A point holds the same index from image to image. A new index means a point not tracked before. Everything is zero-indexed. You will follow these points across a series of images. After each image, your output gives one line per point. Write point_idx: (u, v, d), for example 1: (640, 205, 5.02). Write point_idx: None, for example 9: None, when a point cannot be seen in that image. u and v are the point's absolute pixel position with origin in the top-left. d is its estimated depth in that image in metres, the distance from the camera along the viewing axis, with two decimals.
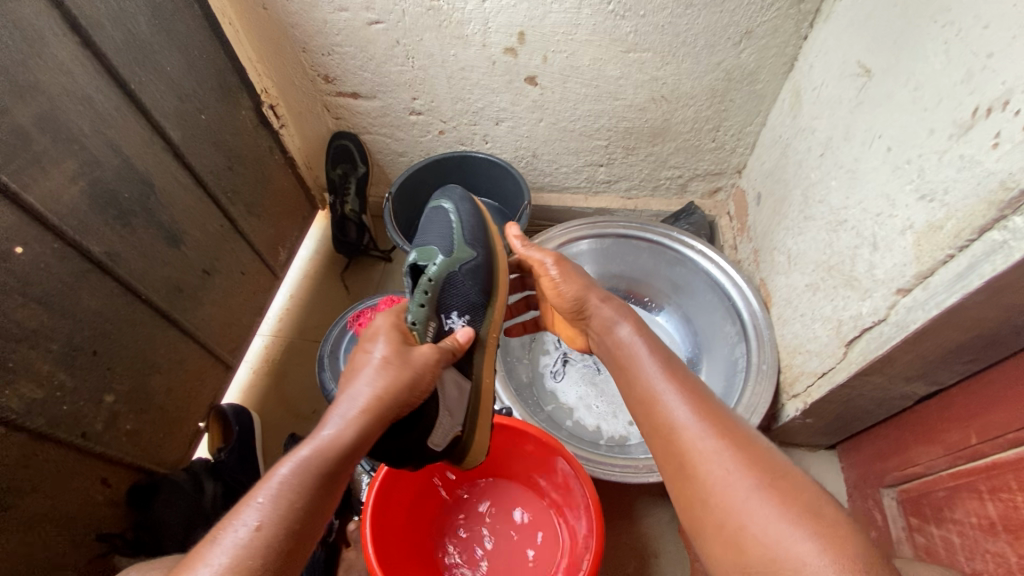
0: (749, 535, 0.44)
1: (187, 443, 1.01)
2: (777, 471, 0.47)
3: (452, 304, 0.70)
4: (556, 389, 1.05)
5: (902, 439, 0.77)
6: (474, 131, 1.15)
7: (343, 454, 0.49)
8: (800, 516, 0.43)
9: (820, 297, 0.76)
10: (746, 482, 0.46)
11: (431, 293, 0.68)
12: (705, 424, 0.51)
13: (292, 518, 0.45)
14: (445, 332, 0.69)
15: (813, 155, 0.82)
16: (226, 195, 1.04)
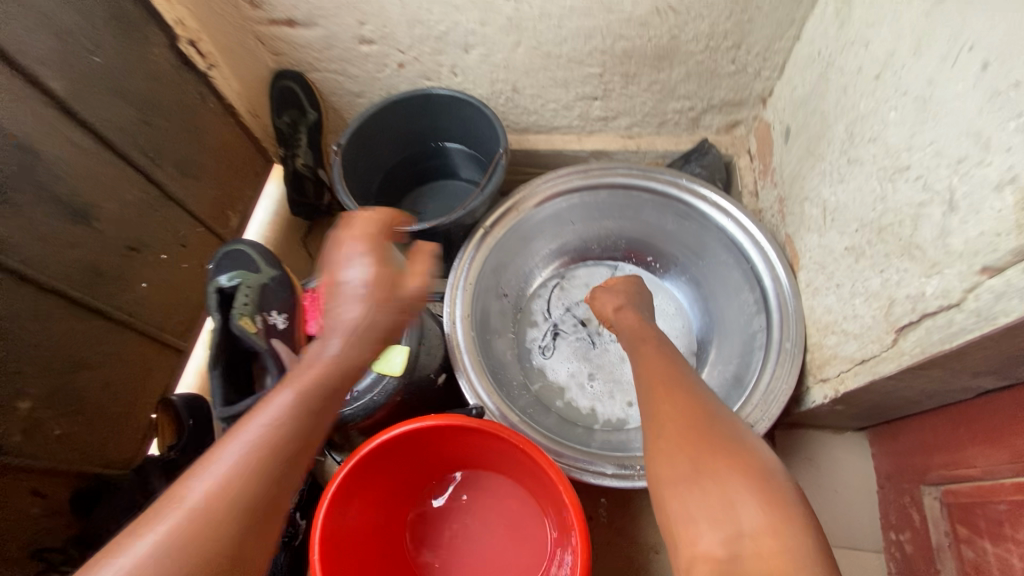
0: (709, 468, 0.47)
1: (132, 437, 0.91)
2: (738, 445, 0.49)
3: (275, 305, 0.66)
4: (543, 368, 0.93)
5: (954, 434, 0.63)
6: (440, 62, 0.95)
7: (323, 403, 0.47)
8: (744, 477, 0.46)
9: (865, 266, 0.60)
10: (714, 455, 0.48)
11: (252, 296, 0.64)
12: (688, 403, 0.54)
13: (276, 467, 0.42)
14: (271, 331, 0.64)
15: (864, 77, 0.63)
16: (145, 156, 0.88)
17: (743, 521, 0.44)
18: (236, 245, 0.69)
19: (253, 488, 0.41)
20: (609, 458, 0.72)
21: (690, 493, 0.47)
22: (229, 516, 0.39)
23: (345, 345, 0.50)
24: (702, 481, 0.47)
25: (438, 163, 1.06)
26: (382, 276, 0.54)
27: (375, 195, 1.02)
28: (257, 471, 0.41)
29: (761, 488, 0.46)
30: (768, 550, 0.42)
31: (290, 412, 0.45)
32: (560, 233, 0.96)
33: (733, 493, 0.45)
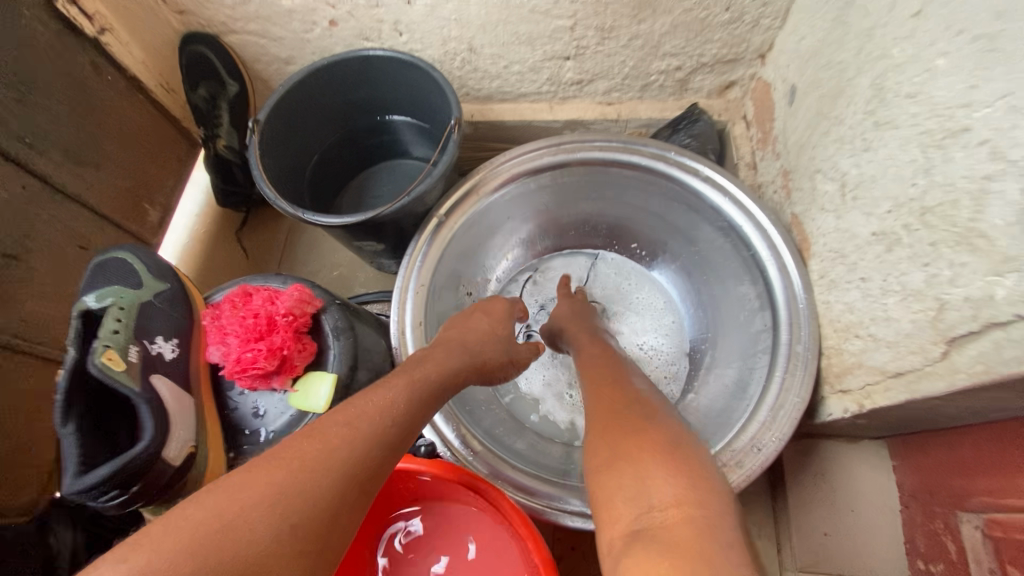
0: (627, 444, 0.43)
1: (36, 479, 0.74)
2: (668, 426, 0.44)
3: (159, 330, 0.52)
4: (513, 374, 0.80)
5: (1003, 456, 0.52)
6: (379, 17, 0.79)
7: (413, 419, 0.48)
8: (665, 448, 0.41)
9: (902, 257, 0.48)
10: (638, 435, 0.43)
11: (126, 321, 0.50)
12: (619, 396, 0.49)
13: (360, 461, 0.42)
14: (153, 364, 0.50)
15: (900, 15, 0.49)
16: (19, 142, 0.73)
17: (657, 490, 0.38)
18: (111, 255, 0.55)
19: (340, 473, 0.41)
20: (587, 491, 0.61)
21: (610, 469, 0.42)
22: (319, 493, 0.39)
23: (443, 359, 0.55)
24: (621, 458, 0.42)
25: (388, 139, 0.91)
26: (499, 352, 0.63)
27: (312, 178, 0.87)
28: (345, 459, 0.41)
29: (684, 460, 0.41)
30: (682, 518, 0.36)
31: (384, 412, 0.46)
32: (530, 217, 0.82)
33: (647, 472, 0.40)
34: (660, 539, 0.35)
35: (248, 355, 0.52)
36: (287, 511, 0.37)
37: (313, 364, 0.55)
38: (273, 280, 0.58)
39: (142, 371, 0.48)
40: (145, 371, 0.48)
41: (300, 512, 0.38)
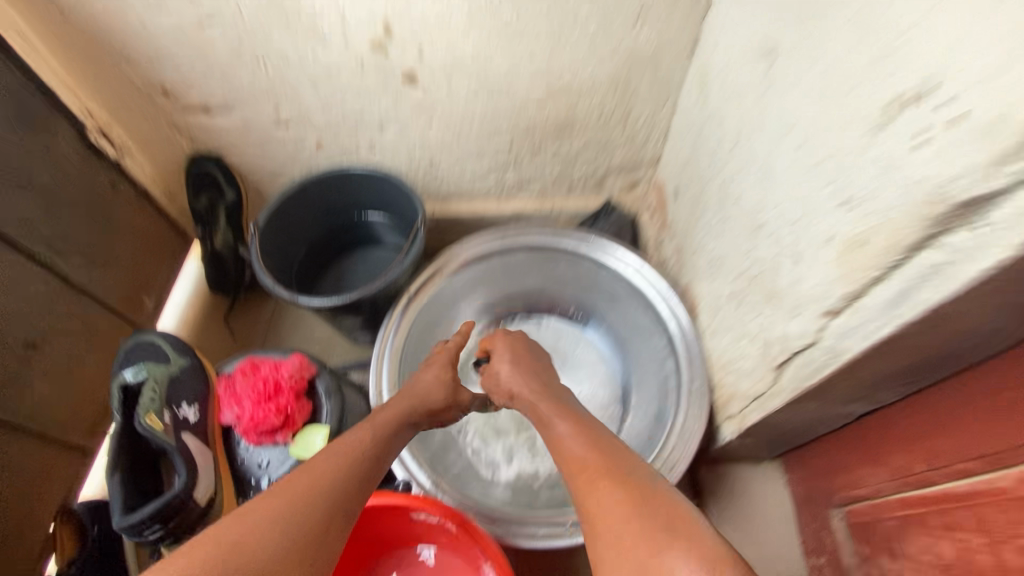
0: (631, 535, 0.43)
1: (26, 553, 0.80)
2: (645, 483, 0.47)
3: (184, 396, 0.64)
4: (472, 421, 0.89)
5: (845, 456, 0.69)
6: (357, 140, 0.99)
7: (378, 454, 0.56)
8: (643, 506, 0.45)
9: (746, 310, 0.67)
10: (614, 504, 0.46)
11: (160, 390, 0.62)
12: (595, 459, 0.52)
13: (341, 485, 0.49)
14: (181, 424, 0.61)
15: (724, 148, 0.72)
16: (48, 246, 0.86)
17: (635, 553, 0.42)
18: (141, 338, 0.67)
19: (326, 494, 0.47)
20: (541, 517, 0.71)
21: (599, 538, 0.46)
22: (313, 511, 0.45)
23: (394, 406, 0.65)
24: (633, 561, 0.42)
25: (363, 234, 1.08)
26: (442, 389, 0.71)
27: (298, 268, 1.03)
28: (327, 486, 0.48)
29: (656, 515, 0.44)
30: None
31: (353, 452, 0.54)
32: (485, 294, 0.98)
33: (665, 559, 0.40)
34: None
35: (260, 413, 0.65)
36: (289, 525, 0.43)
37: (309, 419, 0.68)
38: (274, 353, 0.72)
39: (174, 430, 0.59)
40: (178, 429, 0.60)
41: (294, 535, 0.43)
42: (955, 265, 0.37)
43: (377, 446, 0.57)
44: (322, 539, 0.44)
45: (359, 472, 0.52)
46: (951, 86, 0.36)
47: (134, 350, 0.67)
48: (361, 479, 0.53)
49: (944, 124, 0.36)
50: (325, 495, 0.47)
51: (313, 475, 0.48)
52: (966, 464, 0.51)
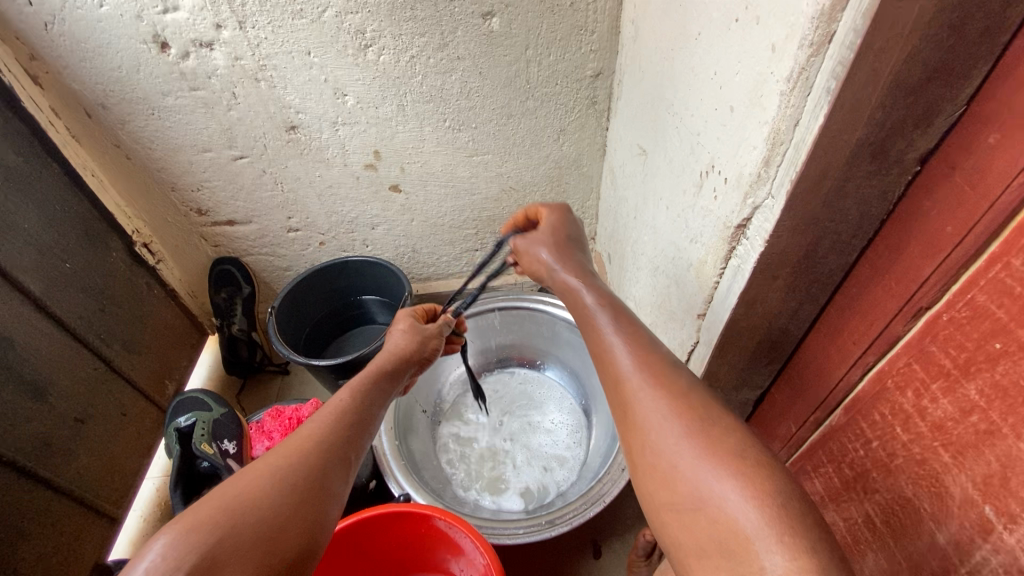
0: (680, 475, 0.42)
1: None
2: (701, 401, 0.45)
3: (226, 435, 0.79)
4: (455, 455, 1.07)
5: (756, 441, 0.87)
6: (353, 237, 1.24)
7: (364, 409, 0.62)
8: (703, 427, 0.43)
9: (659, 331, 0.89)
10: (673, 427, 0.44)
11: (208, 429, 0.78)
12: (646, 370, 0.48)
13: (334, 443, 0.56)
14: (223, 455, 0.76)
15: (630, 218, 0.99)
16: (98, 336, 1.03)
17: (687, 477, 0.42)
18: (187, 395, 0.84)
19: (316, 453, 0.54)
20: (521, 520, 0.85)
21: (644, 461, 0.45)
22: (310, 472, 0.52)
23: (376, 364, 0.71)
24: (679, 495, 0.42)
25: (359, 312, 1.29)
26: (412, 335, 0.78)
27: (304, 344, 1.22)
28: (317, 450, 0.54)
29: (717, 437, 0.43)
30: (714, 504, 0.40)
31: (334, 410, 0.60)
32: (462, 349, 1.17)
33: (713, 494, 0.40)
34: (702, 520, 0.40)
35: None
36: (286, 480, 0.51)
37: None
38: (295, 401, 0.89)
39: (220, 457, 0.75)
40: (224, 457, 0.76)
41: (282, 487, 0.50)
42: (744, 265, 0.60)
43: (359, 403, 0.63)
44: (317, 492, 0.51)
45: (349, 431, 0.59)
46: (719, 164, 0.61)
47: (181, 405, 0.84)
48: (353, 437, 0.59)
49: (720, 184, 0.61)
50: (319, 457, 0.54)
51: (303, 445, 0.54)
52: (815, 415, 0.70)
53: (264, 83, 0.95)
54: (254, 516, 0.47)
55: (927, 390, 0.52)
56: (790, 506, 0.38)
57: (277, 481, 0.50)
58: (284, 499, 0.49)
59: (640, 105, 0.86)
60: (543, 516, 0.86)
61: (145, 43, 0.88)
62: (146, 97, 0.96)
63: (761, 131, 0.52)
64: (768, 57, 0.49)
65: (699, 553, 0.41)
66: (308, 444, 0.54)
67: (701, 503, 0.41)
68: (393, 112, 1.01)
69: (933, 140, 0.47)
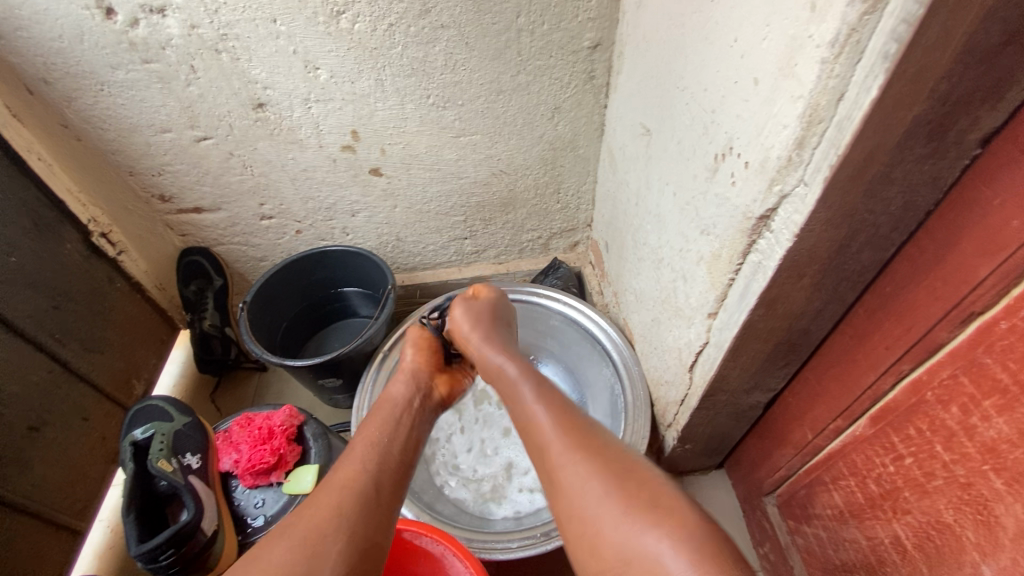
0: (607, 537, 0.49)
1: None
2: (619, 465, 0.53)
3: (189, 448, 0.72)
4: (446, 448, 1.00)
5: (765, 444, 0.81)
6: (332, 226, 1.15)
7: (385, 443, 0.61)
8: (627, 492, 0.50)
9: (662, 329, 0.82)
10: (597, 490, 0.51)
11: (167, 441, 0.71)
12: (567, 437, 0.56)
13: (349, 484, 0.54)
14: (185, 471, 0.69)
15: (631, 205, 0.90)
16: (52, 337, 0.95)
17: (621, 540, 0.48)
18: (147, 402, 0.76)
19: (342, 501, 0.52)
20: (513, 534, 0.81)
21: (577, 527, 0.51)
22: (342, 525, 0.51)
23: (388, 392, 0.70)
24: (606, 556, 0.49)
25: (341, 304, 1.21)
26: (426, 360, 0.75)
27: (282, 339, 1.15)
28: (350, 506, 0.52)
29: (636, 490, 0.50)
30: (650, 563, 0.46)
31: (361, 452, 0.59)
32: None
33: (643, 547, 0.47)
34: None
35: (257, 455, 0.74)
36: (317, 538, 0.49)
37: (301, 459, 0.76)
38: (265, 408, 0.81)
39: (180, 474, 0.68)
40: (185, 474, 0.68)
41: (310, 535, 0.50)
42: (765, 261, 0.53)
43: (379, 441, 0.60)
44: (342, 534, 0.50)
45: (385, 479, 0.57)
46: (738, 146, 0.54)
47: (139, 414, 0.76)
48: (391, 483, 0.57)
49: (739, 169, 0.54)
50: (346, 502, 0.52)
51: (329, 505, 0.52)
52: (835, 422, 0.64)
53: (226, 55, 0.85)
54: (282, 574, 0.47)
55: (976, 406, 0.45)
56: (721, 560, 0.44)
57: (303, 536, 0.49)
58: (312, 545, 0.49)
59: (644, 79, 0.77)
60: (539, 529, 0.80)
61: (87, 9, 0.78)
62: (93, 72, 0.86)
63: (793, 106, 0.44)
64: (807, 17, 0.41)
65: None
66: (329, 497, 0.53)
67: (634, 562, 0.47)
68: (371, 87, 0.91)
69: (1001, 117, 0.40)
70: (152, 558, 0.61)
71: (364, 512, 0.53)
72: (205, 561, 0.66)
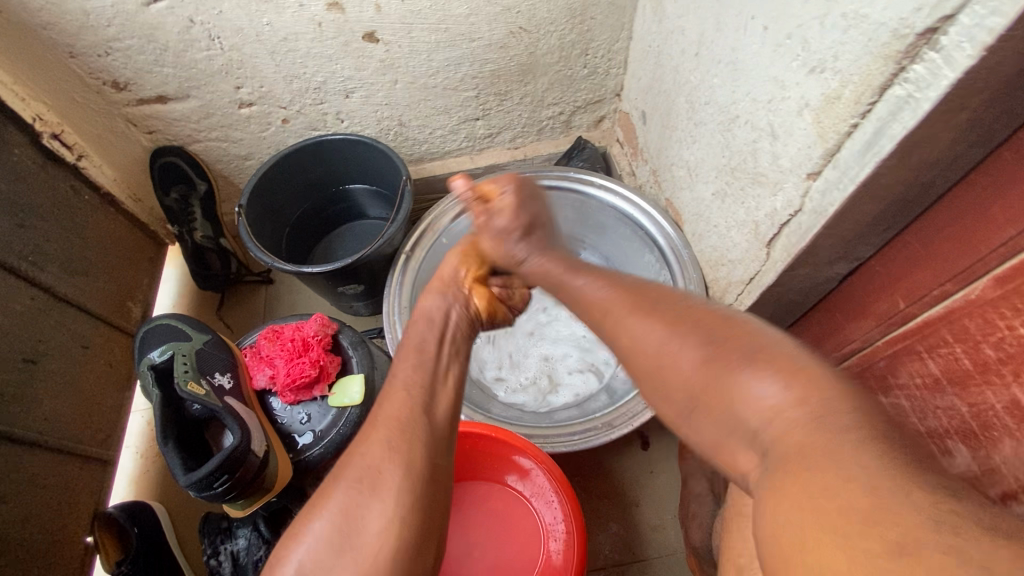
0: (674, 369, 0.39)
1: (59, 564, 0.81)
2: (686, 306, 0.42)
3: (217, 368, 0.65)
4: (475, 356, 0.94)
5: (834, 320, 0.76)
6: (324, 111, 0.99)
7: (434, 370, 0.52)
8: (673, 322, 0.41)
9: (730, 202, 0.73)
10: (657, 330, 0.41)
11: (191, 362, 0.63)
12: (626, 296, 0.46)
13: (397, 410, 0.47)
14: (219, 390, 0.63)
15: (688, 57, 0.76)
16: (26, 261, 0.83)
17: (685, 376, 0.39)
18: (156, 322, 0.67)
19: (393, 424, 0.46)
20: (573, 427, 0.79)
21: (638, 373, 0.42)
22: (406, 459, 0.44)
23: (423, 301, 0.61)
24: (673, 388, 0.40)
25: (346, 204, 1.08)
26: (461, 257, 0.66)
27: (287, 247, 1.04)
28: (402, 433, 0.45)
29: (697, 323, 0.40)
30: (739, 398, 0.36)
31: (410, 376, 0.51)
32: None
33: (739, 380, 0.36)
34: (724, 409, 0.37)
35: (296, 369, 0.67)
36: (372, 469, 0.44)
37: (342, 370, 0.70)
38: (290, 318, 0.73)
39: (214, 394, 0.61)
40: (220, 394, 0.62)
41: (365, 462, 0.44)
42: (920, 93, 0.43)
43: (424, 367, 0.52)
44: (404, 468, 0.44)
45: (437, 399, 0.49)
46: None
47: (149, 335, 0.67)
48: (444, 410, 0.49)
49: None
50: (402, 430, 0.45)
51: (381, 435, 0.45)
52: (942, 288, 0.58)
53: None
54: (344, 517, 0.42)
55: None
56: (808, 368, 0.34)
57: (363, 473, 0.44)
58: (369, 479, 0.43)
59: None
60: (601, 419, 0.79)
61: None
62: None
63: None
64: None
65: (718, 442, 0.38)
66: (382, 422, 0.46)
67: (719, 392, 0.37)
68: None
69: None
70: (206, 483, 0.56)
71: (422, 439, 0.46)
72: (263, 483, 0.61)
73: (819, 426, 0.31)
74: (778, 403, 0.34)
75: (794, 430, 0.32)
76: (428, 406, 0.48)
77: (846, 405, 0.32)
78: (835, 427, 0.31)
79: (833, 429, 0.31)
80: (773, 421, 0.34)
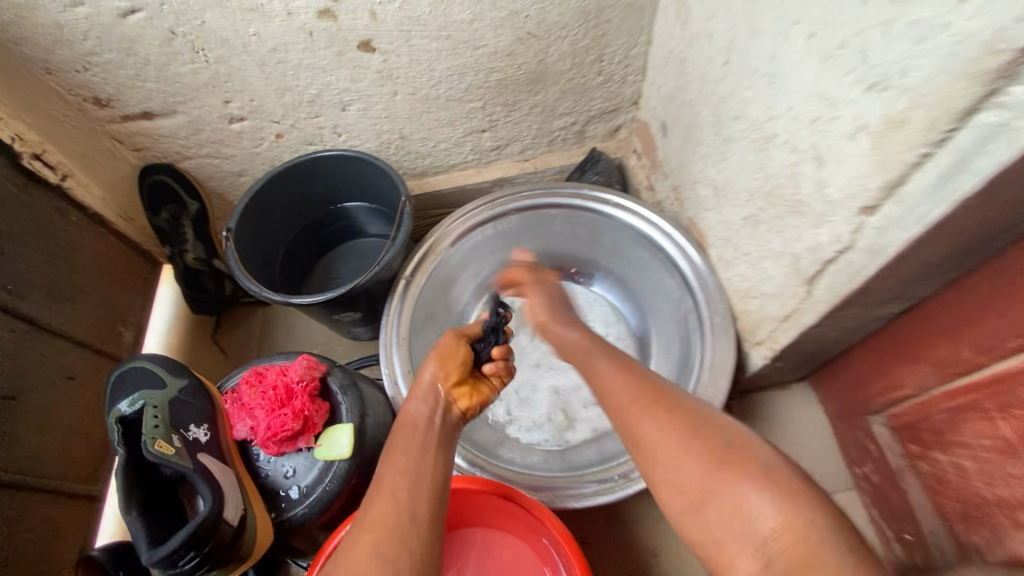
0: (688, 481, 0.45)
1: None
2: (702, 416, 0.48)
3: (191, 420, 0.59)
4: None
5: (880, 361, 0.68)
6: (320, 125, 0.92)
7: (426, 464, 0.48)
8: (683, 426, 0.47)
9: (764, 230, 0.65)
10: (677, 438, 0.47)
11: (162, 415, 0.57)
12: (643, 395, 0.52)
13: (384, 513, 0.44)
14: (192, 447, 0.56)
15: (716, 65, 0.68)
16: (6, 291, 0.78)
17: (692, 484, 0.44)
18: (129, 364, 0.61)
19: (376, 528, 0.43)
20: (586, 478, 0.72)
21: (653, 474, 0.47)
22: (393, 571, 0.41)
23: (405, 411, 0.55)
24: (687, 498, 0.45)
25: (344, 222, 1.02)
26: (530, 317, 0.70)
27: (283, 270, 0.98)
28: (388, 539, 0.42)
29: (711, 435, 0.46)
30: (741, 510, 0.42)
31: (400, 471, 0.47)
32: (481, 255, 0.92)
33: (745, 495, 0.42)
34: (725, 519, 0.42)
35: (277, 421, 0.61)
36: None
37: (330, 419, 0.63)
38: (276, 357, 0.67)
39: (185, 454, 0.55)
40: (193, 452, 0.56)
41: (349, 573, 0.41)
42: (1020, 121, 0.35)
43: (416, 458, 0.48)
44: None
45: (426, 497, 0.46)
46: None
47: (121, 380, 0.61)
48: (431, 507, 0.46)
49: None
50: (388, 537, 0.42)
51: (367, 542, 0.42)
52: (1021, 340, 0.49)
53: None
54: None
55: None
56: (802, 495, 0.41)
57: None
58: None
59: None
60: (618, 470, 0.71)
61: None
62: None
63: None
64: None
65: (716, 546, 0.43)
66: (369, 528, 0.43)
67: (721, 503, 0.43)
68: None
69: None
70: (172, 559, 0.51)
71: (415, 547, 0.43)
72: (239, 551, 0.55)
73: (815, 557, 0.38)
74: (773, 525, 0.40)
75: (790, 551, 0.39)
76: (419, 504, 0.45)
77: (832, 536, 0.38)
78: (826, 559, 0.38)
79: (815, 547, 0.38)
80: (769, 539, 0.40)
